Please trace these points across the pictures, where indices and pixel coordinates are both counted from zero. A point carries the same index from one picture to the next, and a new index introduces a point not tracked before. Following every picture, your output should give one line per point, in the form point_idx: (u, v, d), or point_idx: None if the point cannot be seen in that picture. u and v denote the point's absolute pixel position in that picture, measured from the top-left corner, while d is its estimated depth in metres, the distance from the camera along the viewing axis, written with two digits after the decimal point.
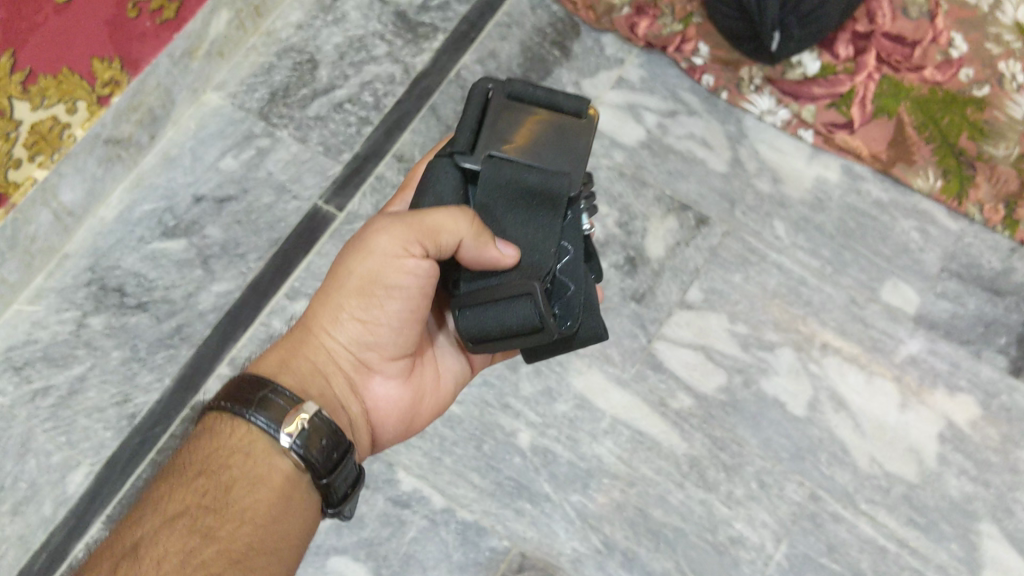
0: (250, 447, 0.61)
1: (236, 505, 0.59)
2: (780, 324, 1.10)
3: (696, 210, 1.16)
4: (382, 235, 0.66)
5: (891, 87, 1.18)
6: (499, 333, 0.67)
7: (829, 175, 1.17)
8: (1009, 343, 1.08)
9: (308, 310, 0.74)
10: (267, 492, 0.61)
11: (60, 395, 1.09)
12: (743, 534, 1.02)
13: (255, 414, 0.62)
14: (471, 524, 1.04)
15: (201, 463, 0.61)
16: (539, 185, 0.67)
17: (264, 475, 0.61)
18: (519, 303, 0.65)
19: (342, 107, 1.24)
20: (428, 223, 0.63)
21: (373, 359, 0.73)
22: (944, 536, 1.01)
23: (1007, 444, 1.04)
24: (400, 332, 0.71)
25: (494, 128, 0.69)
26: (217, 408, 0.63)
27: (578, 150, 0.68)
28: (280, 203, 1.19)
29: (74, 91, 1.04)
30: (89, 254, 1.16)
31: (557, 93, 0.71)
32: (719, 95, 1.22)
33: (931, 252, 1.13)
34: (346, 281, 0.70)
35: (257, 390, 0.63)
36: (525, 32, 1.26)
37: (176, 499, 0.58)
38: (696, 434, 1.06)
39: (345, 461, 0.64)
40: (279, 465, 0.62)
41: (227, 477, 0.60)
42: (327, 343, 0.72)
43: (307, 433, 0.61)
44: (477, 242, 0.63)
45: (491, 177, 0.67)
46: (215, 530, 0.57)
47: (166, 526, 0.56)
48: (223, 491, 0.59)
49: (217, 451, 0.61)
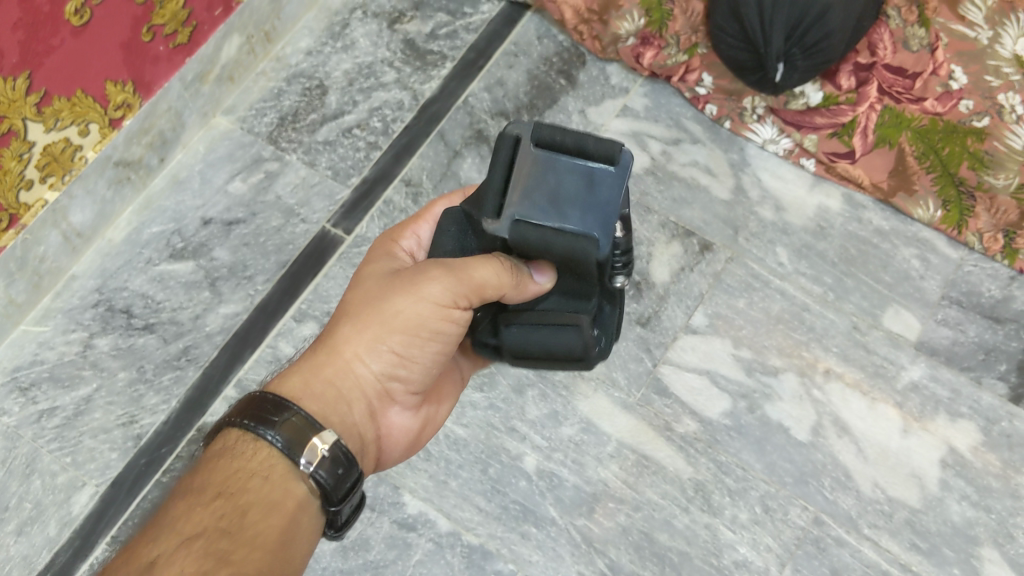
0: (268, 471, 0.61)
1: (251, 528, 0.57)
2: (783, 349, 1.12)
3: (700, 236, 1.18)
4: (435, 282, 0.67)
5: (893, 117, 1.18)
6: (541, 353, 0.74)
7: (831, 204, 1.19)
8: (1009, 370, 1.09)
9: (332, 332, 0.72)
10: (280, 517, 0.60)
11: (66, 416, 1.09)
12: (747, 557, 1.02)
13: (273, 434, 0.62)
14: (478, 548, 1.04)
15: (219, 484, 0.60)
16: (565, 249, 0.64)
17: (279, 500, 0.60)
18: (566, 331, 0.72)
19: (350, 132, 1.25)
20: (477, 279, 0.65)
21: (395, 386, 0.73)
22: (946, 561, 1.01)
23: (1008, 470, 1.05)
24: (426, 365, 0.73)
25: (522, 182, 0.64)
26: (238, 425, 0.63)
27: (607, 206, 0.63)
28: (288, 225, 1.20)
29: (87, 113, 1.05)
30: (97, 275, 1.16)
31: (588, 139, 0.64)
32: (722, 124, 1.24)
33: (931, 280, 1.14)
34: (390, 316, 0.69)
35: (280, 412, 0.63)
36: (532, 61, 1.28)
37: (192, 521, 0.56)
38: (701, 458, 1.07)
39: (355, 488, 0.65)
40: (294, 490, 0.62)
41: (244, 501, 0.59)
42: (358, 370, 0.70)
43: (326, 461, 0.63)
44: (514, 290, 0.67)
45: (520, 242, 0.65)
46: (230, 552, 0.55)
47: (183, 546, 0.54)
48: (239, 514, 0.58)
49: (235, 473, 0.61)
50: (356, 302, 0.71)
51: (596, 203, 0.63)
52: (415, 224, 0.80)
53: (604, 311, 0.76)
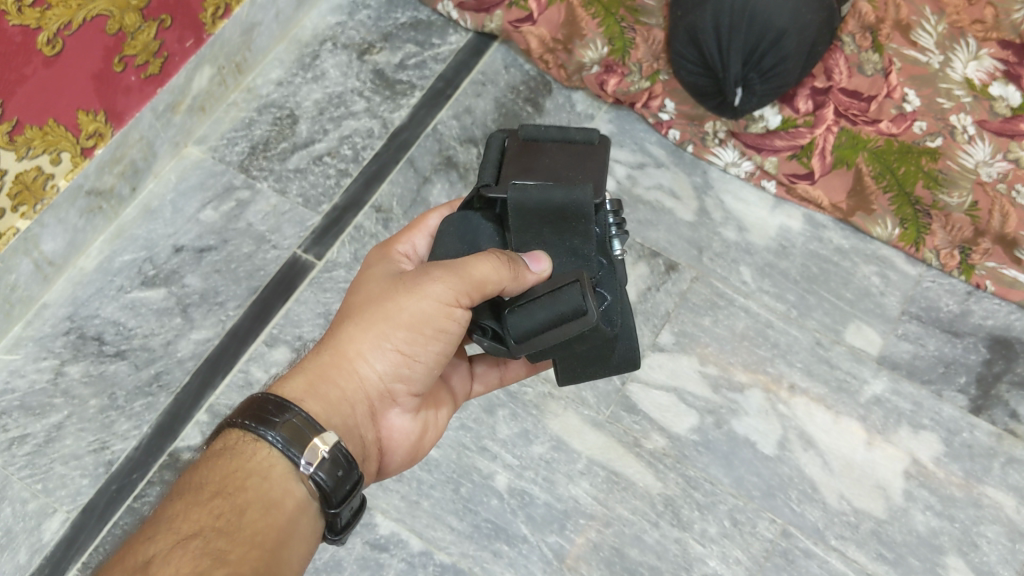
0: (268, 471, 0.62)
1: (248, 527, 0.58)
2: (748, 365, 1.14)
3: (666, 256, 1.20)
4: (436, 281, 0.68)
5: (849, 139, 1.21)
6: (547, 326, 0.66)
7: (793, 224, 1.22)
8: (968, 383, 1.12)
9: (338, 332, 0.73)
10: (278, 515, 0.60)
11: (37, 443, 1.09)
12: (717, 570, 1.04)
13: (274, 434, 0.63)
14: (450, 566, 1.05)
15: (217, 484, 0.60)
16: (565, 201, 0.69)
17: (279, 500, 0.61)
18: (567, 290, 0.66)
19: (321, 160, 1.27)
20: (477, 276, 0.66)
21: (398, 389, 0.75)
22: (912, 570, 1.03)
23: (970, 480, 1.07)
24: (429, 366, 0.74)
25: (515, 162, 0.74)
26: (239, 425, 0.64)
27: (593, 167, 0.74)
28: (259, 252, 1.21)
29: (59, 142, 1.07)
30: (68, 303, 1.17)
31: (568, 128, 0.77)
32: (685, 147, 1.27)
33: (891, 296, 1.17)
34: (393, 315, 0.70)
35: (281, 413, 0.64)
36: (499, 89, 1.31)
37: (190, 519, 0.57)
38: (670, 474, 1.08)
39: (354, 492, 0.66)
40: (293, 490, 0.62)
41: (242, 500, 0.59)
42: (361, 369, 0.72)
43: (326, 463, 0.63)
44: (517, 282, 0.67)
45: (518, 200, 0.70)
46: (227, 551, 0.55)
47: (179, 544, 0.55)
48: (237, 513, 0.58)
49: (235, 472, 0.61)
50: (357, 305, 0.73)
51: (582, 166, 0.73)
52: (411, 234, 0.82)
53: (609, 302, 0.72)
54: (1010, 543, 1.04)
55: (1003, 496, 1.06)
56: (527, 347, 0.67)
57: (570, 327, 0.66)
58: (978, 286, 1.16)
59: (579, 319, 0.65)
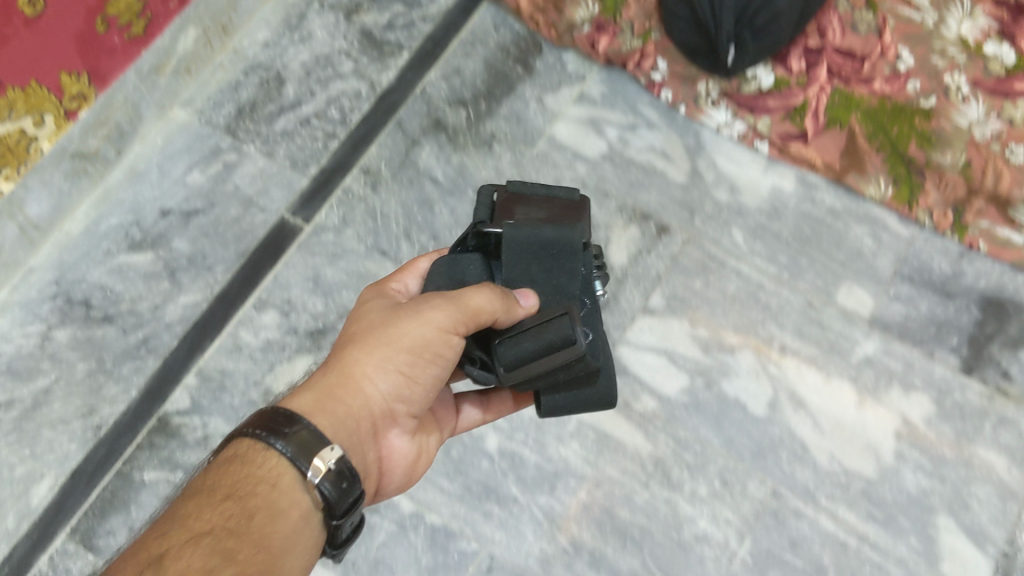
0: (276, 478, 0.61)
1: (257, 531, 0.58)
2: (739, 327, 1.13)
3: (657, 219, 1.19)
4: (435, 309, 0.68)
5: (842, 99, 1.22)
6: (537, 353, 0.67)
7: (784, 184, 1.20)
8: (960, 343, 1.11)
9: (341, 355, 0.72)
10: (286, 525, 0.60)
11: (25, 408, 1.08)
12: (707, 531, 1.04)
13: (283, 444, 0.62)
14: (440, 528, 1.05)
15: (228, 488, 0.60)
16: (554, 237, 0.71)
17: (286, 508, 0.60)
18: (556, 322, 0.67)
19: (308, 122, 1.25)
20: (473, 304, 0.66)
21: (399, 410, 0.74)
22: (902, 530, 1.03)
23: (961, 441, 1.07)
24: (429, 387, 0.73)
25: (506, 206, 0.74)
26: (249, 435, 0.63)
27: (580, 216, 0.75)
28: (247, 215, 1.20)
29: (42, 104, 1.05)
30: (54, 268, 1.15)
31: (551, 188, 0.78)
32: (677, 109, 1.25)
33: (884, 257, 1.16)
34: (396, 338, 0.70)
35: (291, 425, 0.63)
36: (489, 50, 1.29)
37: (202, 518, 0.57)
38: (660, 435, 1.08)
39: (356, 507, 0.65)
40: (301, 501, 0.61)
41: (251, 505, 0.59)
42: (366, 389, 0.70)
43: (331, 474, 0.62)
44: (508, 315, 0.68)
45: (514, 237, 0.70)
46: (235, 552, 0.55)
47: (191, 542, 0.55)
48: (246, 517, 0.58)
49: (245, 478, 0.61)
50: (361, 330, 0.72)
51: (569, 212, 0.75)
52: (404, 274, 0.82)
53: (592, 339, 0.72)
54: (1001, 503, 1.04)
55: (994, 456, 1.06)
56: (515, 376, 0.68)
57: (558, 356, 0.67)
58: (971, 247, 1.15)
59: (569, 350, 0.66)
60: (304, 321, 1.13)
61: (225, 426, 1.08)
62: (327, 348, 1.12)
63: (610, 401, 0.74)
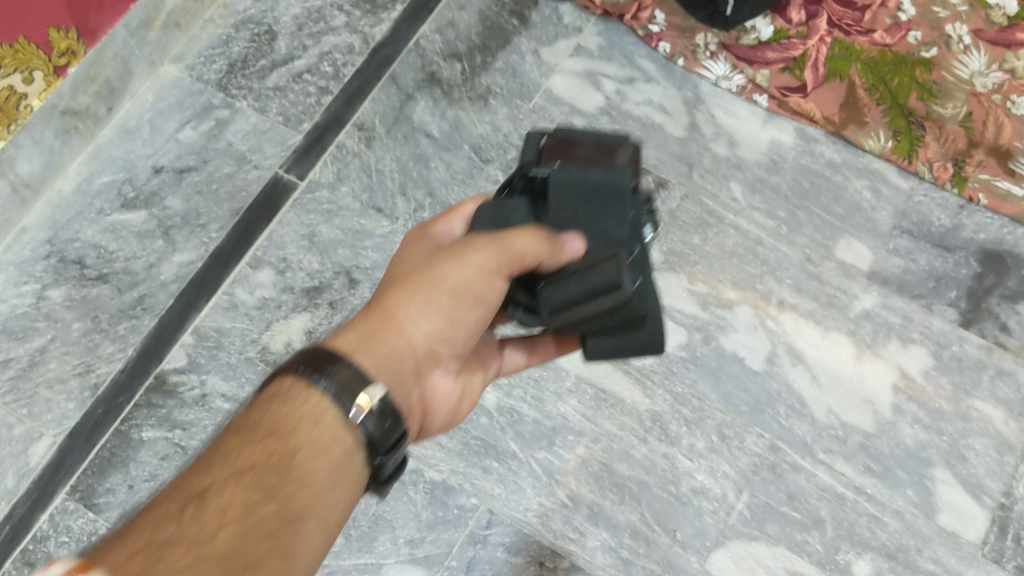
0: (320, 416, 0.55)
1: (301, 472, 0.52)
2: (737, 282, 1.13)
3: (655, 173, 1.18)
4: (479, 251, 0.63)
5: (842, 50, 1.21)
6: (581, 299, 0.63)
7: (784, 138, 1.19)
8: (959, 297, 1.11)
9: (383, 297, 0.66)
10: (328, 465, 0.54)
11: (21, 367, 1.08)
12: (705, 485, 1.04)
13: (327, 382, 0.56)
14: (439, 484, 1.05)
15: (268, 425, 0.54)
16: (603, 178, 0.66)
17: (328, 447, 0.54)
18: (602, 266, 0.63)
19: (301, 77, 1.24)
20: (517, 246, 0.61)
21: (445, 355, 0.68)
22: (900, 482, 1.04)
23: (958, 394, 1.07)
24: (475, 331, 0.68)
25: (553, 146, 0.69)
26: (290, 374, 0.57)
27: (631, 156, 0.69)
28: (241, 172, 1.18)
29: (31, 61, 1.03)
30: (48, 227, 1.14)
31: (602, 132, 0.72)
32: (675, 61, 1.24)
33: (883, 211, 1.15)
34: (441, 279, 0.64)
35: (336, 362, 0.57)
36: (483, 2, 1.27)
37: (242, 455, 0.52)
38: (658, 390, 1.08)
39: (398, 445, 0.60)
40: (345, 441, 0.55)
41: (293, 443, 0.53)
42: (411, 331, 0.64)
43: (376, 411, 0.57)
44: (554, 259, 0.63)
45: (561, 179, 0.65)
46: (278, 489, 0.51)
47: (233, 478, 0.50)
48: (289, 455, 0.53)
49: (286, 416, 0.55)
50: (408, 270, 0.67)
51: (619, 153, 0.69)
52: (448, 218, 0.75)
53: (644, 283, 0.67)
54: (998, 455, 1.04)
55: (992, 409, 1.06)
56: (559, 320, 0.64)
57: (605, 301, 0.63)
58: (971, 200, 1.14)
59: (614, 295, 0.62)
60: (300, 279, 1.12)
61: (223, 384, 1.08)
62: (324, 306, 1.11)
63: (658, 345, 0.72)
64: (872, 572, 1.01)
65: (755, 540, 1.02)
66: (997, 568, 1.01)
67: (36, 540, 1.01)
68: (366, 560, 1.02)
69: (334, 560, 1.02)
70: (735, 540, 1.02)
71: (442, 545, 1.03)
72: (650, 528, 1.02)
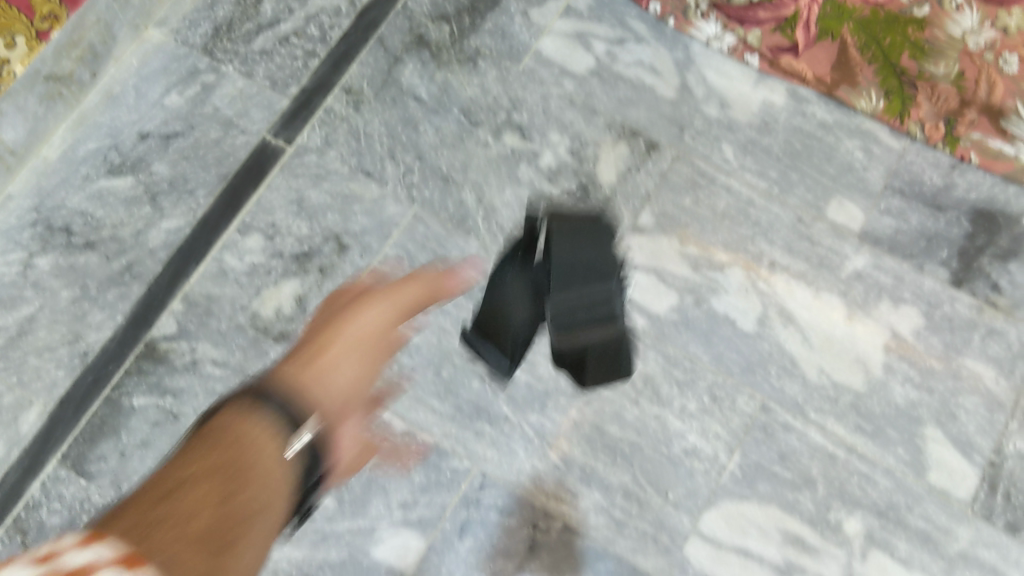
0: (276, 429, 0.71)
1: (248, 475, 0.63)
2: (728, 244, 1.12)
3: (647, 135, 1.17)
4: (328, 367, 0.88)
5: (834, 9, 1.20)
6: None
7: (776, 98, 1.18)
8: (950, 257, 1.11)
9: (308, 369, 0.88)
10: (268, 477, 0.65)
11: (10, 335, 1.07)
12: (697, 446, 1.04)
13: (258, 419, 0.71)
14: (432, 448, 1.05)
15: (223, 440, 0.66)
16: None
17: (273, 464, 0.67)
18: None
19: (287, 41, 1.21)
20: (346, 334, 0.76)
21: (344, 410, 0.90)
22: (890, 441, 1.04)
23: (949, 353, 1.07)
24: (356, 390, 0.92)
25: None
26: (237, 414, 0.70)
27: None
28: (228, 137, 1.17)
29: (13, 25, 1.00)
30: (33, 194, 1.12)
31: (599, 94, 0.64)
32: (665, 22, 1.22)
33: (874, 171, 1.14)
34: (319, 374, 0.88)
35: (258, 409, 0.73)
36: None
37: (197, 464, 0.61)
38: (650, 352, 1.08)
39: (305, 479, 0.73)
40: (281, 444, 0.71)
41: (241, 465, 0.64)
42: (333, 382, 0.90)
43: None
44: None
45: None
46: (237, 493, 0.60)
47: (202, 479, 0.60)
48: (237, 468, 0.63)
49: (243, 436, 0.67)
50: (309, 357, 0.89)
51: None
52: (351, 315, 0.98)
53: None
54: (988, 413, 1.05)
55: (982, 367, 1.07)
56: None
57: None
58: (962, 159, 1.14)
59: None
60: (289, 245, 1.12)
61: (213, 350, 1.07)
62: (313, 272, 1.10)
63: None
64: (863, 530, 1.02)
65: (746, 499, 1.03)
66: (986, 525, 1.01)
67: (29, 507, 1.01)
68: (359, 523, 1.02)
69: (328, 524, 1.02)
70: (726, 500, 1.03)
71: (435, 508, 1.03)
72: (642, 489, 1.03)
